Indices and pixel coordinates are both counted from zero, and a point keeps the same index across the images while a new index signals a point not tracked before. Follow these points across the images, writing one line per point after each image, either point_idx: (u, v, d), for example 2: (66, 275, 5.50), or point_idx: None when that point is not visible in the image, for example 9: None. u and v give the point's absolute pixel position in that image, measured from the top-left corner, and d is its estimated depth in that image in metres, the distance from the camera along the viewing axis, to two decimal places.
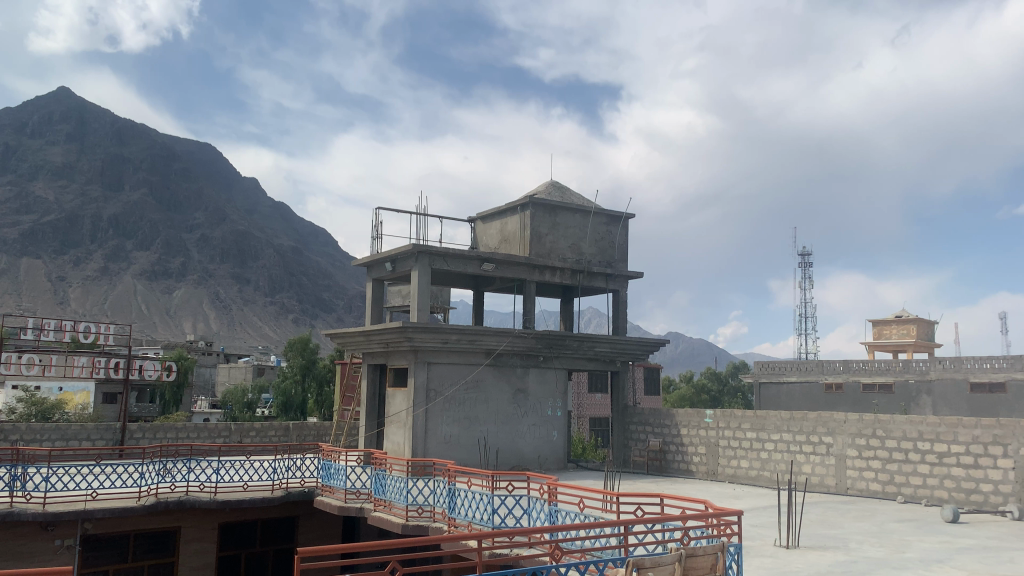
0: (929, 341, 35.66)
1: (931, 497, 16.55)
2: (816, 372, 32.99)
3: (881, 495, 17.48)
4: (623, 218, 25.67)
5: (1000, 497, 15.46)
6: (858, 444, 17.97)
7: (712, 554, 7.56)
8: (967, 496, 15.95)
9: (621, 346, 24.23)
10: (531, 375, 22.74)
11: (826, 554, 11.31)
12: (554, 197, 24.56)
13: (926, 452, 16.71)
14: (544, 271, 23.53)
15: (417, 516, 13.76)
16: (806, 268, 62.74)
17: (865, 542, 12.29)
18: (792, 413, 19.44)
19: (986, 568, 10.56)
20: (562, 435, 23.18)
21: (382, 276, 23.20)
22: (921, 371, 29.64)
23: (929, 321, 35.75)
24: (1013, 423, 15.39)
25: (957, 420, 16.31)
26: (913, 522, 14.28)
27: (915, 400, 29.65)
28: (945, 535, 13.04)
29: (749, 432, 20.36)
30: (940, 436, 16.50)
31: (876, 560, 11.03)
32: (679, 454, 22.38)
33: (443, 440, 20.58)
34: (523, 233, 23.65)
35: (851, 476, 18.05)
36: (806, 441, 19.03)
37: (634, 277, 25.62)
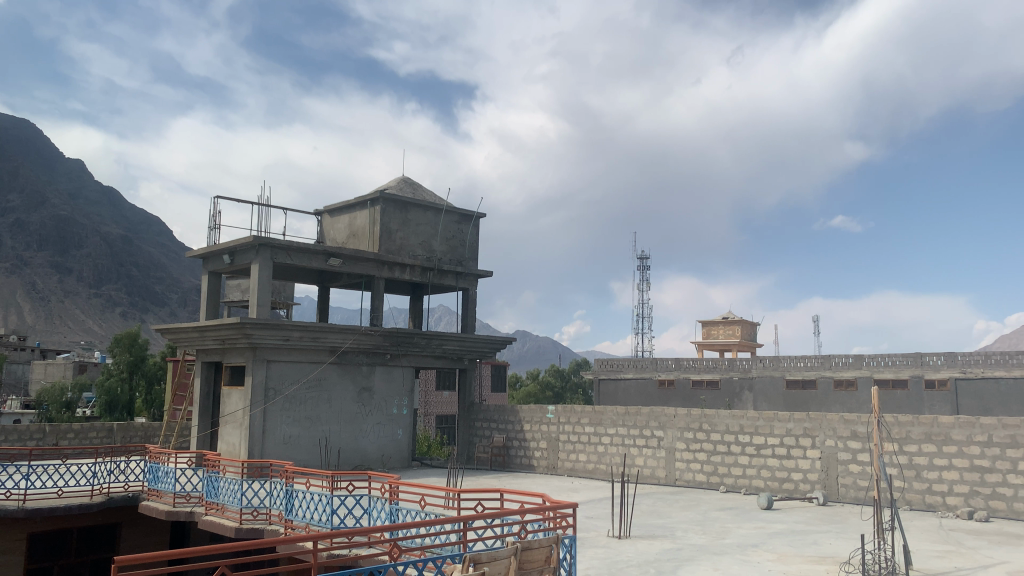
0: (751, 341, 38.41)
1: (749, 486, 17.84)
2: (651, 369, 34.72)
3: (705, 485, 18.64)
4: (474, 217, 25.92)
5: (808, 484, 16.91)
6: (686, 438, 19.07)
7: (546, 547, 7.75)
8: (780, 485, 17.33)
9: (469, 344, 24.44)
10: (377, 374, 22.46)
11: (654, 543, 11.95)
12: (404, 193, 24.40)
13: (746, 444, 18.00)
14: (393, 268, 23.29)
15: (252, 519, 13.26)
16: (644, 272, 65.69)
17: (690, 531, 13.07)
18: (628, 409, 20.35)
19: (793, 550, 11.53)
20: (406, 434, 23.12)
21: (220, 269, 22.14)
22: (744, 369, 31.89)
23: (752, 323, 38.49)
24: (820, 416, 16.90)
25: (773, 414, 17.69)
26: (733, 510, 15.35)
27: (738, 396, 31.88)
28: (759, 521, 14.12)
29: (588, 427, 21.10)
30: (758, 429, 17.83)
31: (699, 546, 11.78)
32: (521, 449, 22.89)
33: (281, 440, 19.94)
34: (372, 229, 23.30)
35: (679, 467, 19.13)
36: (639, 435, 19.97)
37: (483, 276, 25.91)
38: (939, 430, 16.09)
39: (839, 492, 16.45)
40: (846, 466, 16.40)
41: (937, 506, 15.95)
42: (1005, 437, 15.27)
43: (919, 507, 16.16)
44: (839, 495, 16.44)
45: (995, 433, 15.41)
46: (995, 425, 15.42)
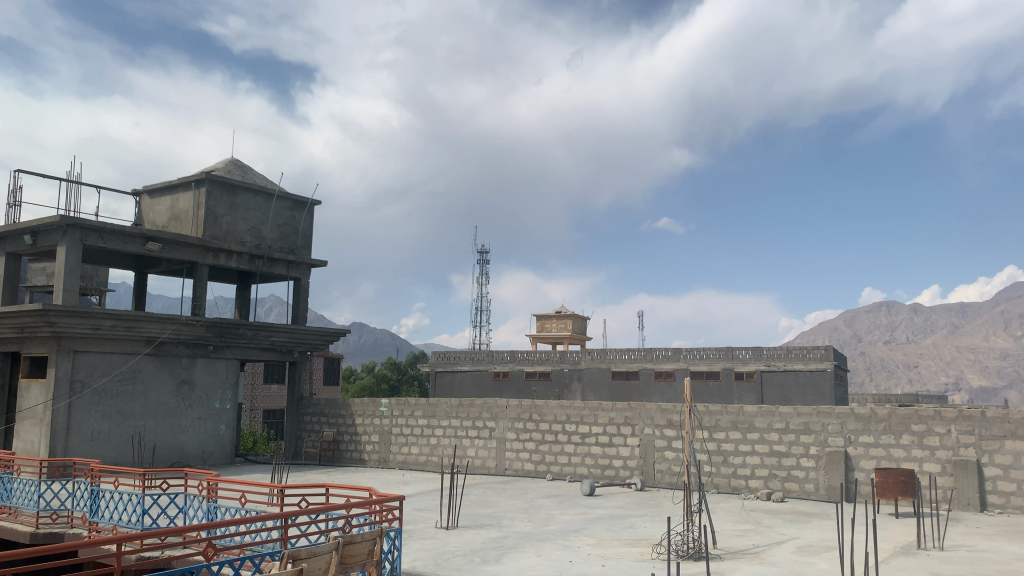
0: (582, 334, 39.88)
1: (574, 474, 18.55)
2: (486, 362, 35.23)
3: (533, 474, 19.19)
4: (308, 204, 25.22)
5: (628, 471, 17.82)
6: (516, 428, 19.55)
7: (369, 541, 7.69)
8: (603, 472, 18.16)
9: (298, 336, 23.74)
10: (198, 366, 21.33)
11: (480, 532, 12.17)
12: (233, 176, 23.33)
13: (572, 433, 18.70)
14: (219, 255, 22.20)
15: (50, 523, 12.21)
16: (482, 266, 66.53)
17: (515, 519, 13.42)
18: (460, 400, 20.55)
19: (611, 534, 12.15)
20: (229, 429, 22.15)
21: (19, 250, 20.17)
22: (574, 361, 33.08)
23: (583, 317, 39.96)
24: (640, 406, 17.87)
25: (597, 404, 18.49)
26: (558, 497, 15.91)
27: (567, 387, 33.03)
28: (582, 507, 14.74)
29: (421, 419, 21.11)
30: (584, 418, 18.57)
31: (523, 534, 12.13)
32: (351, 443, 22.55)
33: (88, 437, 18.51)
34: (196, 212, 22.08)
35: (508, 457, 19.57)
36: (471, 426, 20.22)
37: (316, 266, 25.25)
38: (744, 419, 17.47)
39: (655, 477, 17.46)
40: (662, 453, 17.45)
41: (741, 489, 17.30)
42: (799, 424, 16.83)
43: (725, 490, 17.46)
44: (655, 480, 17.45)
45: (791, 421, 16.94)
46: (791, 413, 16.96)
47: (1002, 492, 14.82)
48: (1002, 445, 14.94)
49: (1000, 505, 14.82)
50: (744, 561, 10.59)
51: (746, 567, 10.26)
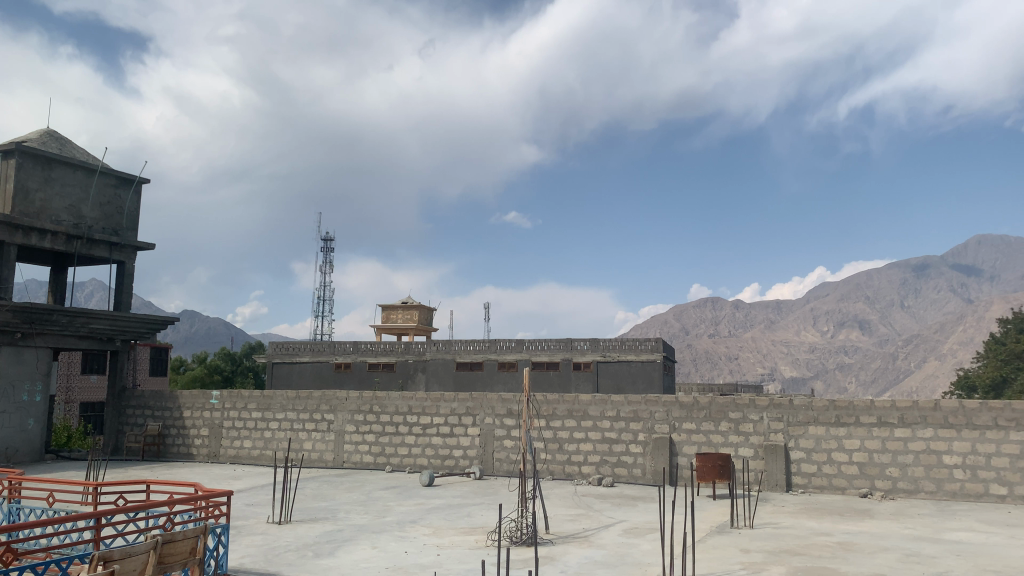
0: (427, 325, 39.80)
1: (414, 465, 18.54)
2: (327, 352, 34.42)
3: (372, 466, 18.99)
4: (135, 182, 23.59)
5: (467, 460, 18.05)
6: (356, 420, 19.27)
7: (191, 539, 7.34)
8: (442, 462, 18.26)
9: (121, 324, 22.20)
10: (3, 355, 19.47)
11: (314, 526, 11.91)
12: (49, 148, 21.45)
13: (413, 424, 18.67)
14: (30, 234, 20.34)
15: None
16: (327, 254, 64.91)
17: (352, 511, 13.25)
18: (298, 392, 19.99)
19: (447, 523, 12.28)
20: (38, 424, 20.38)
21: None
22: (419, 352, 32.99)
23: (428, 308, 39.89)
24: (481, 396, 18.13)
25: (439, 395, 18.56)
26: (396, 489, 15.85)
27: (411, 378, 32.92)
28: (420, 498, 14.78)
29: (255, 412, 20.33)
30: (425, 409, 18.59)
31: (359, 526, 12.00)
32: (179, 437, 21.38)
33: None
34: (4, 186, 20.11)
35: (347, 450, 19.26)
36: (309, 419, 19.73)
37: (143, 249, 23.68)
38: (579, 407, 18.13)
39: (493, 466, 17.81)
40: (501, 442, 17.82)
41: (574, 475, 17.96)
42: (629, 412, 17.68)
43: (559, 476, 18.06)
44: (493, 469, 17.80)
45: (622, 409, 17.75)
46: (622, 401, 17.77)
47: (805, 473, 16.30)
48: (806, 430, 16.41)
49: (803, 484, 16.30)
50: (574, 545, 11.02)
51: (576, 550, 10.68)
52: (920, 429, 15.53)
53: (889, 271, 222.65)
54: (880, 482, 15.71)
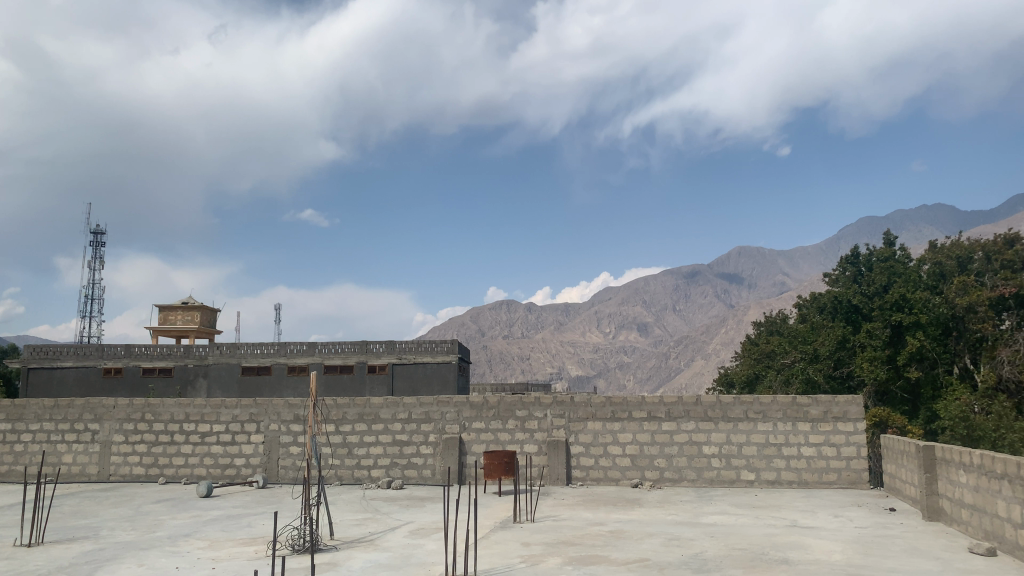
0: (210, 327, 37.61)
1: (191, 475, 17.51)
2: (94, 357, 31.52)
3: (143, 478, 17.69)
4: None
5: (250, 468, 17.32)
6: (125, 429, 17.84)
7: None
8: (223, 471, 17.39)
9: None
10: None
11: (71, 546, 10.90)
12: None
13: (190, 432, 17.60)
14: None
15: None
16: (97, 249, 59.51)
17: (117, 528, 12.26)
18: (56, 401, 18.14)
19: (224, 535, 11.71)
20: None
21: None
22: (200, 356, 31.17)
23: (212, 309, 37.73)
24: (266, 401, 17.45)
25: (220, 401, 17.62)
26: (169, 502, 14.87)
27: (191, 384, 31.01)
28: (196, 510, 13.98)
29: (4, 424, 18.20)
30: (205, 417, 17.58)
31: (124, 544, 11.12)
32: None
33: None
34: None
35: (114, 462, 17.80)
36: (70, 430, 17.99)
37: None
38: (370, 410, 17.96)
39: (278, 473, 17.24)
40: (287, 448, 17.28)
41: (363, 479, 17.79)
42: (420, 413, 17.80)
43: (348, 481, 17.81)
44: (278, 476, 17.24)
45: (413, 411, 17.82)
46: (414, 403, 17.85)
47: (583, 466, 17.27)
48: (585, 426, 17.38)
49: (582, 478, 17.26)
50: (358, 549, 10.93)
51: (360, 555, 10.60)
52: (684, 422, 16.99)
53: (666, 277, 241.06)
54: (649, 473, 17.01)
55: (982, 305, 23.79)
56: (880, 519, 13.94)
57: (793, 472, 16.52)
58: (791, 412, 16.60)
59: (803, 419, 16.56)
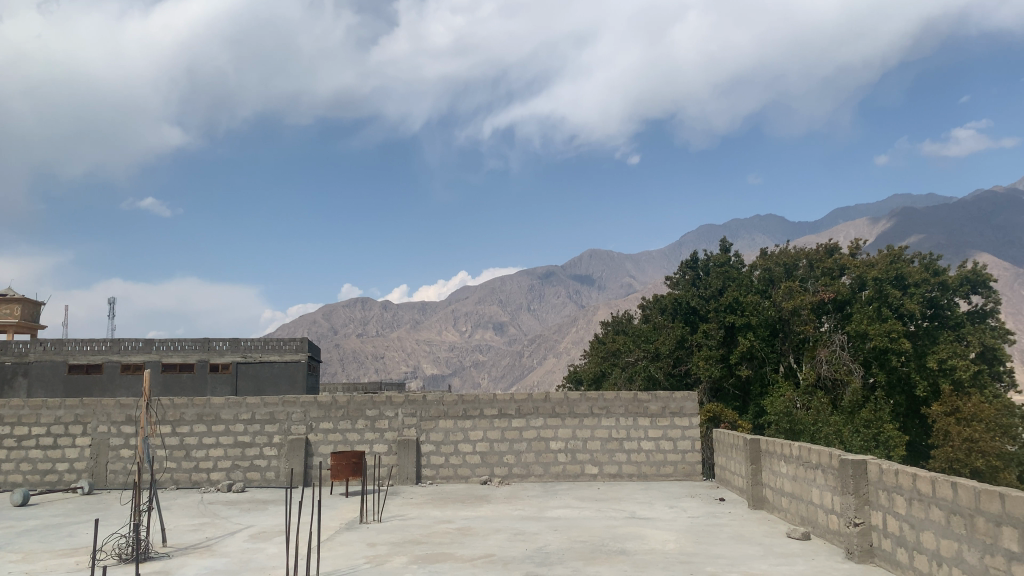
0: (33, 322, 34.65)
1: (5, 483, 16.06)
2: None
3: None
4: None
5: (74, 474, 16.11)
6: None
7: None
8: (42, 478, 16.08)
9: None
10: None
11: None
12: None
13: (5, 436, 16.14)
14: None
15: None
16: None
17: None
18: None
19: (40, 547, 10.83)
20: None
21: None
22: (19, 353, 28.71)
23: (35, 303, 34.78)
24: (94, 402, 16.28)
25: (40, 401, 16.27)
26: None
27: (8, 383, 28.48)
28: (9, 520, 12.86)
29: None
30: (22, 419, 16.17)
31: None
32: None
33: None
34: None
35: None
36: None
37: None
38: (210, 411, 17.12)
39: (106, 479, 16.14)
40: (117, 452, 16.21)
41: (201, 483, 16.97)
42: (265, 414, 17.17)
43: (184, 485, 16.92)
44: (106, 482, 16.13)
45: (257, 411, 17.17)
46: (258, 403, 17.20)
47: (433, 465, 17.29)
48: (436, 424, 17.37)
49: (431, 476, 17.27)
50: (193, 556, 10.41)
51: (194, 562, 10.11)
52: (532, 419, 17.36)
53: (521, 277, 245.42)
54: (498, 469, 17.27)
55: (805, 309, 25.67)
56: (710, 508, 14.84)
57: (633, 466, 17.29)
58: (633, 408, 17.35)
59: (644, 415, 17.36)
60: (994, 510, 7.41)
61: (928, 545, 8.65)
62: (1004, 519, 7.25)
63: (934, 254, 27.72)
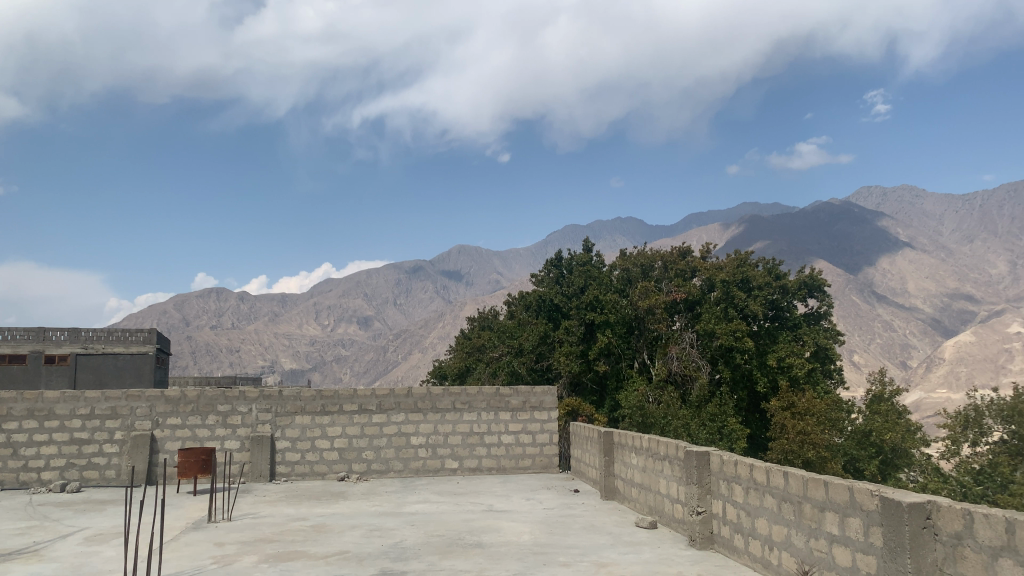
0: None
1: None
2: None
3: None
4: None
5: None
6: None
7: None
8: None
9: None
10: None
11: None
12: None
13: None
14: None
15: None
16: None
17: None
18: None
19: None
20: None
21: None
22: None
23: None
24: None
25: None
26: None
27: None
28: None
29: None
30: None
31: None
32: None
33: None
34: None
35: None
36: None
37: None
38: (42, 406, 15.88)
39: None
40: None
41: (30, 483, 15.73)
42: (105, 410, 16.13)
43: (11, 486, 15.63)
44: None
45: (97, 406, 16.10)
46: (98, 398, 16.12)
47: (289, 461, 16.82)
48: (292, 420, 16.89)
49: (286, 473, 16.80)
50: (17, 562, 9.65)
51: (20, 569, 9.37)
52: (393, 414, 17.22)
53: (387, 271, 242.58)
54: (356, 465, 17.03)
55: (659, 308, 27.01)
56: (565, 500, 15.26)
57: (492, 460, 17.52)
58: (494, 402, 17.55)
59: (504, 409, 17.61)
60: (818, 496, 8.04)
61: (762, 530, 9.28)
62: (827, 505, 7.87)
63: (776, 260, 29.69)
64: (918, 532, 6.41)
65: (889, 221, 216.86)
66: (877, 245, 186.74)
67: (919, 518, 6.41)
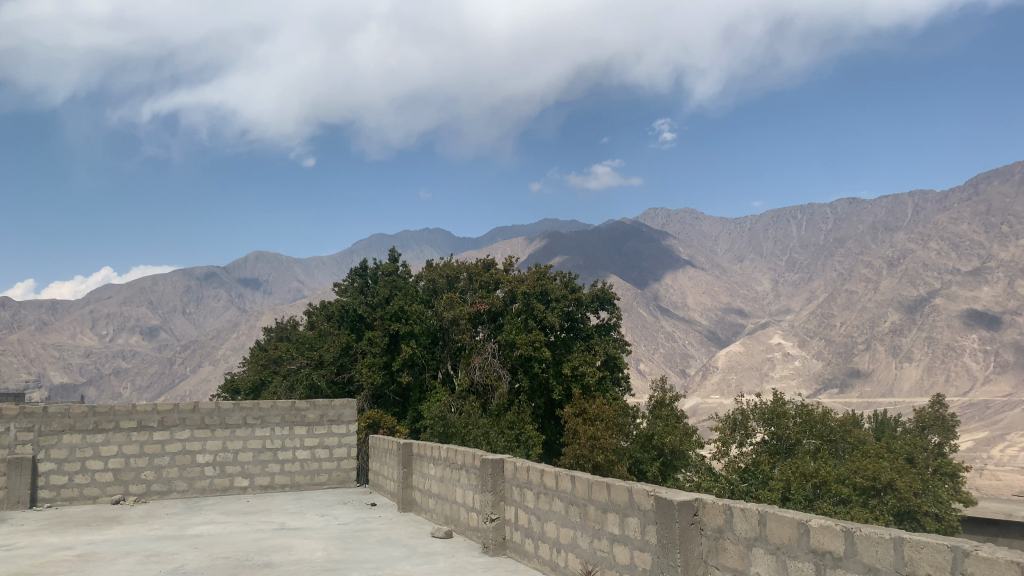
0: None
1: None
2: None
3: None
4: None
5: None
6: None
7: None
8: None
9: None
10: None
11: None
12: None
13: None
14: None
15: None
16: None
17: None
18: None
19: None
20: None
21: None
22: None
23: None
24: None
25: None
26: None
27: None
28: None
29: None
30: None
31: None
32: None
33: None
34: None
35: None
36: None
37: None
38: None
39: None
40: None
41: None
42: None
43: None
44: None
45: None
46: None
47: (53, 485, 15.25)
48: (59, 440, 15.31)
49: (50, 498, 15.23)
50: None
51: None
52: (177, 431, 16.15)
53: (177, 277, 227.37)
54: (133, 487, 15.80)
55: (463, 319, 27.41)
56: (361, 514, 15.09)
57: (286, 476, 16.99)
58: (289, 417, 16.98)
59: (300, 423, 17.10)
60: (601, 498, 8.53)
61: (550, 533, 9.69)
62: (609, 506, 8.37)
63: (572, 273, 31.10)
64: (686, 528, 6.96)
65: (673, 240, 234.68)
66: (662, 262, 201.28)
67: (687, 516, 6.97)
